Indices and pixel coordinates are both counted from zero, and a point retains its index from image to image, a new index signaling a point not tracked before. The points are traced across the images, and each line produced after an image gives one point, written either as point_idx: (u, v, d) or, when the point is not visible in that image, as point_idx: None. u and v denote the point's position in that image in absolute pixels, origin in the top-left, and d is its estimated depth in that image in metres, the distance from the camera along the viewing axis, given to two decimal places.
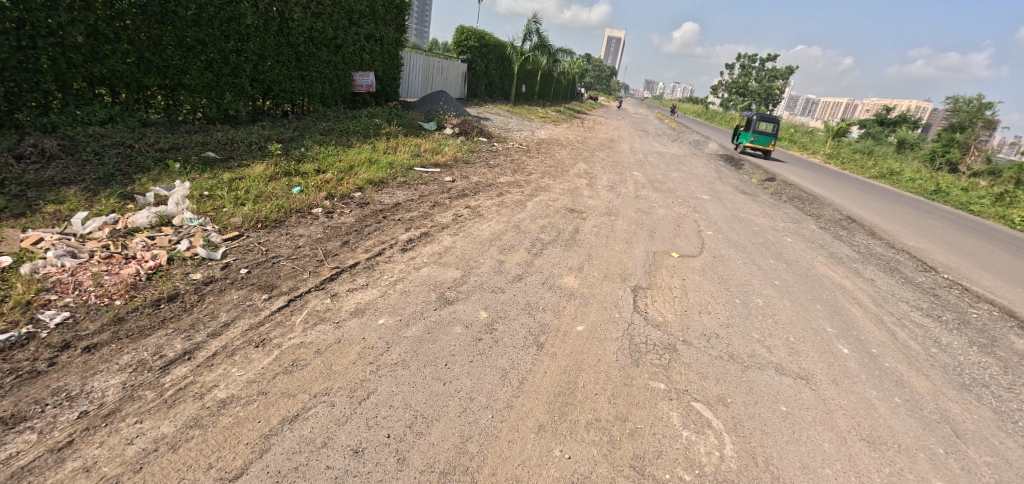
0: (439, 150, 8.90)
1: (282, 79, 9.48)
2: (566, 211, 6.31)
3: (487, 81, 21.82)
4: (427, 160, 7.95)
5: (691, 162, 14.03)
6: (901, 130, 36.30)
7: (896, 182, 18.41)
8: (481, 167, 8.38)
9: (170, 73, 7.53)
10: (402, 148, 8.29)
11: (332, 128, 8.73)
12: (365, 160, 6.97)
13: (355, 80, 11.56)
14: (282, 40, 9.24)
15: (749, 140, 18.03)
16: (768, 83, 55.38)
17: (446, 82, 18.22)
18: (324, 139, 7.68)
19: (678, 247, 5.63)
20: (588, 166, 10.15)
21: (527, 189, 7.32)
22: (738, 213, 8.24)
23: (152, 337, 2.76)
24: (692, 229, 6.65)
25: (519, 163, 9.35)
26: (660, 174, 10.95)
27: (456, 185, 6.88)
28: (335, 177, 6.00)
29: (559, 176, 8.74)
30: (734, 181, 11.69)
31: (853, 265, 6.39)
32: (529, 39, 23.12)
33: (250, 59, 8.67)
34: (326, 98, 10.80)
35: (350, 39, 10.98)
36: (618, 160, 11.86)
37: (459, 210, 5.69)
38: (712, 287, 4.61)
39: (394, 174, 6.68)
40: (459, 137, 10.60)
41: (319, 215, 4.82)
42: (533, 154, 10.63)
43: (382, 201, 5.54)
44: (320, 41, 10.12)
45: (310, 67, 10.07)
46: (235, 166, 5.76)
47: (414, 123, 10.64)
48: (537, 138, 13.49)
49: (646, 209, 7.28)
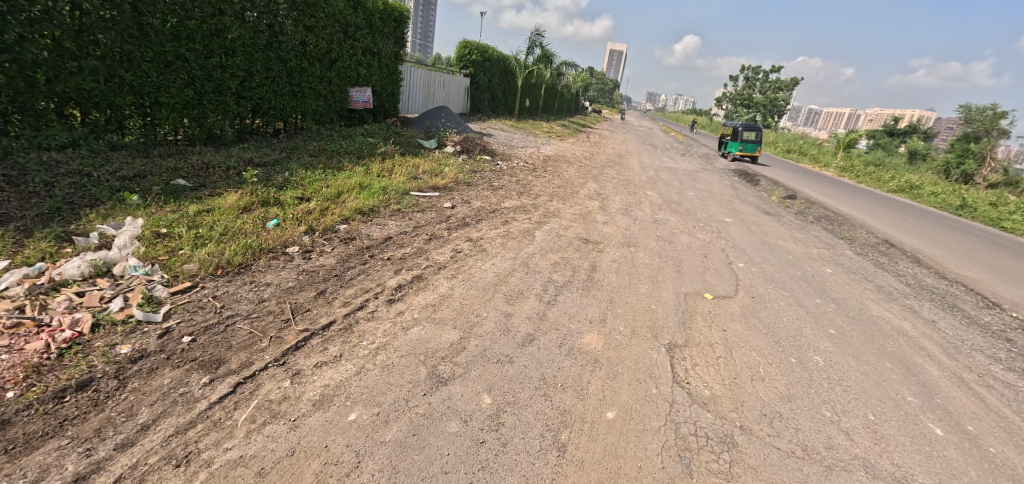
0: (439, 171, 8.24)
1: (273, 96, 8.88)
2: (579, 242, 5.60)
3: (490, 96, 21.30)
4: (426, 183, 7.29)
5: (705, 179, 13.33)
6: (912, 141, 35.53)
7: (917, 196, 17.63)
8: (483, 189, 7.71)
9: (146, 91, 6.90)
10: (398, 169, 7.63)
11: (323, 148, 8.09)
12: (355, 185, 6.30)
13: (352, 96, 10.98)
14: (272, 55, 8.65)
15: (738, 148, 18.35)
16: (773, 94, 54.90)
17: (448, 97, 17.68)
18: (312, 161, 7.03)
19: (710, 286, 4.90)
20: (598, 186, 9.46)
21: (535, 214, 6.62)
22: (766, 238, 7.50)
23: (35, 454, 2.06)
24: (721, 260, 5.92)
25: (525, 184, 8.67)
26: (675, 192, 10.24)
27: (456, 212, 6.18)
28: (319, 206, 5.33)
29: (569, 198, 8.05)
30: (754, 199, 10.95)
31: (905, 301, 5.64)
32: (532, 52, 22.65)
33: (236, 75, 8.06)
34: (320, 115, 10.20)
35: (347, 53, 10.42)
36: (629, 178, 11.18)
37: (458, 245, 4.99)
38: (758, 342, 3.87)
39: (388, 201, 6.01)
40: (460, 156, 9.96)
41: (295, 255, 4.14)
42: (539, 174, 9.96)
43: (371, 235, 4.86)
44: (313, 56, 9.53)
45: (302, 83, 9.48)
46: (206, 196, 5.09)
47: (412, 141, 10.00)
48: (542, 154, 12.85)
49: (667, 236, 6.56)
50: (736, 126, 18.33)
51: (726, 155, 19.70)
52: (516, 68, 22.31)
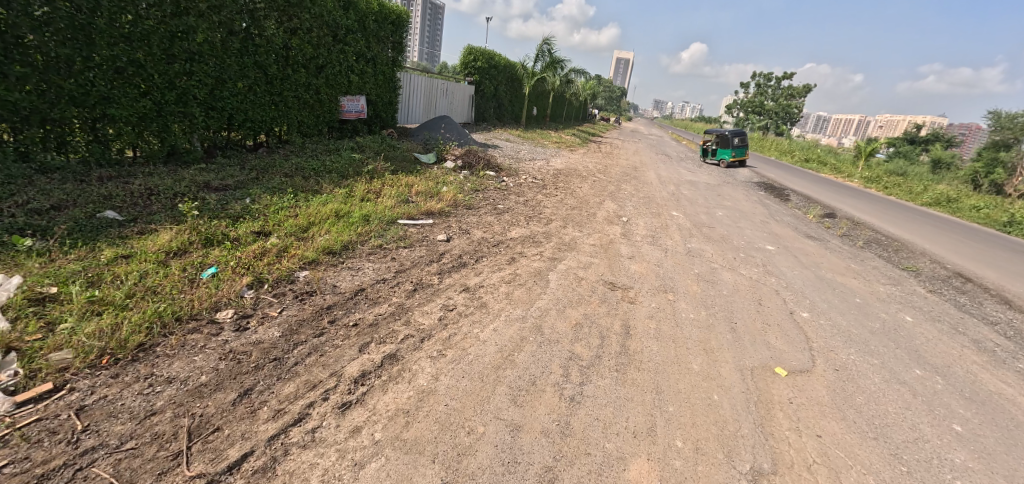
0: (436, 191, 7.15)
1: (250, 107, 7.88)
2: (605, 287, 4.47)
3: (496, 104, 20.30)
4: (419, 208, 6.20)
5: (731, 194, 12.15)
6: (935, 149, 33.98)
7: (956, 211, 16.20)
8: (486, 214, 6.59)
9: (94, 102, 5.93)
10: (387, 191, 6.55)
11: (302, 165, 7.05)
12: (329, 214, 5.23)
13: (344, 106, 10.00)
14: (249, 61, 7.63)
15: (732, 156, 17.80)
16: (786, 100, 53.47)
17: (451, 106, 16.67)
18: (284, 182, 5.98)
19: (777, 352, 3.75)
20: (617, 206, 8.33)
21: (547, 247, 5.51)
22: (820, 271, 6.32)
23: None
24: (780, 306, 4.76)
25: (534, 205, 7.57)
26: (703, 211, 9.07)
27: (451, 246, 5.08)
28: (277, 245, 4.29)
29: (586, 223, 6.93)
30: (791, 219, 9.75)
31: (1018, 365, 4.41)
32: (540, 59, 21.64)
33: (205, 83, 7.05)
34: (307, 126, 9.19)
35: (337, 59, 9.40)
36: (650, 195, 10.04)
37: (450, 297, 3.87)
38: (868, 458, 2.72)
39: (367, 234, 4.92)
40: (461, 173, 8.89)
41: (225, 326, 3.10)
42: (550, 192, 8.85)
43: (336, 286, 3.79)
44: (297, 61, 8.53)
45: (285, 91, 8.46)
46: (134, 234, 4.08)
47: (406, 155, 8.94)
48: (552, 168, 11.75)
49: (708, 273, 5.42)
50: (726, 133, 17.95)
51: (712, 162, 19.20)
52: (523, 75, 21.31)
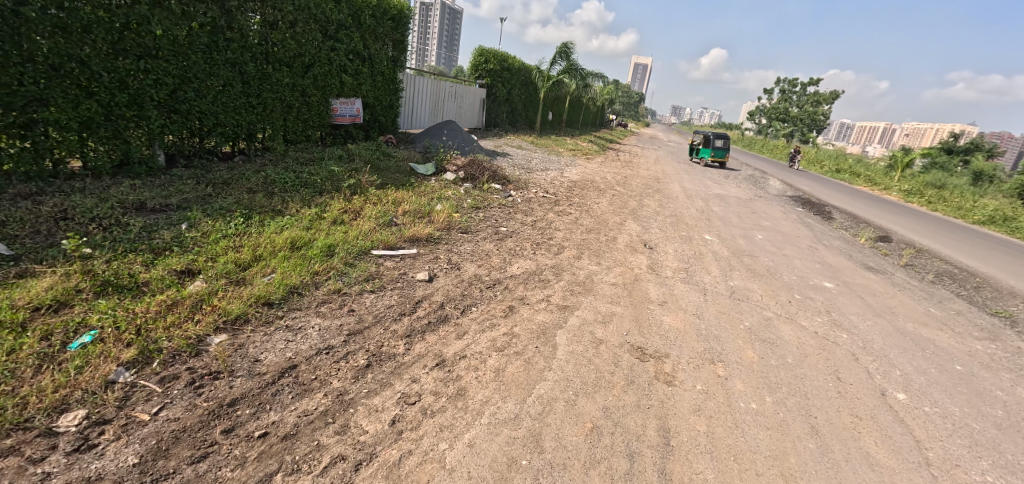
0: (429, 210, 6.07)
1: (223, 110, 6.93)
2: (631, 356, 3.32)
3: (509, 108, 19.28)
4: (403, 232, 5.11)
5: (767, 211, 10.84)
6: (975, 160, 31.89)
7: (1016, 231, 14.52)
8: (486, 240, 5.49)
9: (23, 104, 5.01)
10: (367, 211, 5.50)
11: (273, 178, 6.05)
12: (284, 243, 4.18)
13: (336, 109, 9.04)
14: (221, 58, 6.68)
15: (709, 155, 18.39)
16: (812, 107, 51.44)
17: (460, 110, 15.67)
18: (240, 201, 4.96)
19: (883, 475, 2.59)
20: (641, 228, 7.15)
21: (557, 287, 4.37)
22: (898, 319, 5.06)
23: None
24: (865, 383, 3.56)
25: (544, 226, 6.45)
26: (742, 234, 7.83)
27: (433, 288, 3.97)
28: (195, 294, 3.27)
29: (605, 251, 5.76)
30: (841, 244, 8.44)
31: None
32: (557, 61, 20.55)
33: (165, 82, 6.11)
34: (292, 132, 8.21)
35: (328, 56, 8.43)
36: (677, 213, 8.83)
37: (416, 377, 2.77)
38: None
39: (324, 273, 3.86)
40: (462, 186, 7.80)
41: (60, 443, 2.11)
42: (563, 209, 7.71)
43: (257, 360, 2.74)
44: (279, 58, 7.56)
45: (264, 92, 7.49)
46: (6, 279, 3.11)
47: (400, 165, 7.90)
48: (567, 179, 10.61)
49: (764, 327, 4.21)
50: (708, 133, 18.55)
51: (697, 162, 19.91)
52: (538, 79, 20.26)
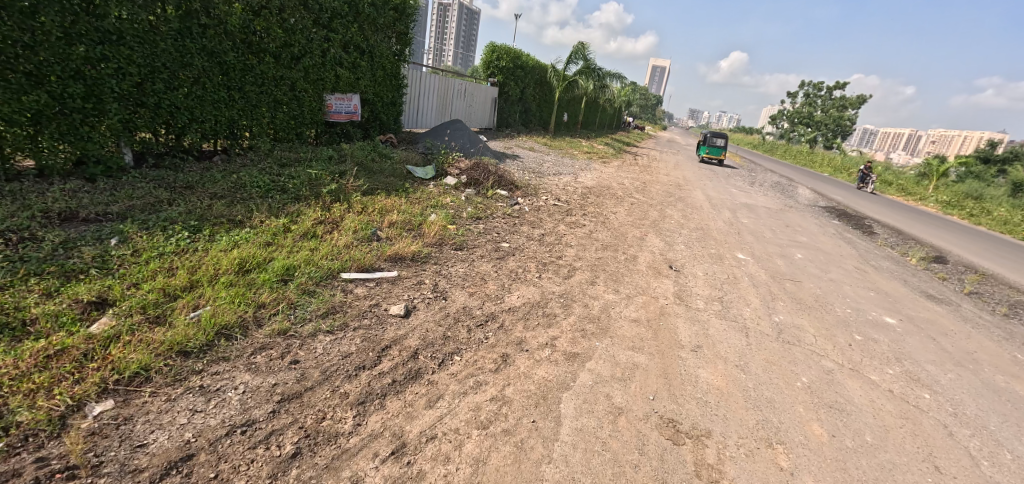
0: (421, 220, 5.28)
1: (199, 105, 6.23)
2: (660, 435, 2.49)
3: (522, 108, 18.45)
4: (385, 248, 4.31)
5: (801, 224, 9.87)
6: (1012, 169, 30.29)
7: None
8: (483, 257, 4.68)
9: None
10: (346, 222, 4.73)
11: (245, 181, 5.31)
12: (231, 264, 3.42)
13: (331, 106, 8.32)
14: (195, 45, 5.97)
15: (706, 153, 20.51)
16: (837, 112, 49.77)
17: (469, 110, 14.91)
18: (194, 210, 4.22)
19: None
20: (664, 244, 6.26)
21: (565, 324, 3.53)
22: (984, 370, 4.14)
23: None
24: (972, 476, 2.68)
25: (553, 241, 5.61)
26: (779, 252, 6.90)
27: (407, 326, 3.17)
28: (91, 338, 2.52)
29: (624, 274, 4.90)
30: (891, 266, 7.46)
31: None
32: (573, 60, 19.65)
33: (129, 72, 5.42)
34: (281, 129, 7.50)
35: (320, 47, 7.69)
36: (704, 225, 7.92)
37: (360, 476, 1.99)
38: None
39: (272, 306, 3.10)
40: (463, 192, 7.02)
41: None
42: (576, 220, 6.86)
43: (140, 445, 2.01)
44: (263, 48, 6.83)
45: (248, 86, 6.77)
46: None
47: (396, 168, 7.13)
48: (580, 185, 9.74)
49: (827, 385, 3.32)
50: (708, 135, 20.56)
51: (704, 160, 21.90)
52: (553, 78, 19.44)
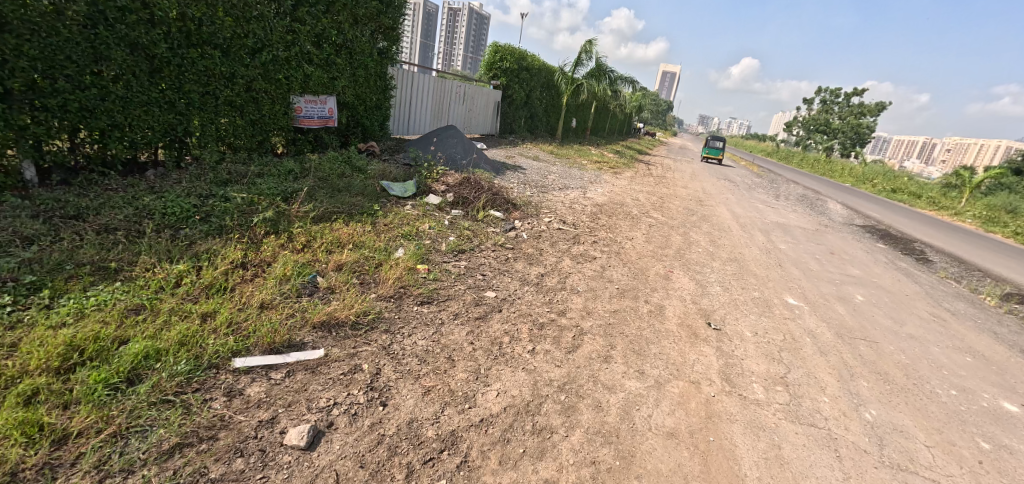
0: (383, 257, 4.05)
1: (123, 107, 5.04)
2: None
3: (527, 113, 17.24)
4: (318, 309, 3.09)
5: (845, 249, 8.53)
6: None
7: None
8: (458, 315, 3.41)
9: None
10: (276, 265, 3.53)
11: (158, 205, 4.10)
12: (50, 355, 2.22)
13: (300, 109, 7.13)
14: (112, 34, 4.76)
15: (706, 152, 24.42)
16: (856, 119, 48.19)
17: (469, 114, 13.74)
18: (50, 256, 3.04)
19: None
20: (697, 286, 4.96)
21: (566, 452, 2.27)
22: None
23: None
24: None
25: (556, 283, 4.33)
26: (835, 294, 5.59)
27: (305, 471, 1.97)
28: None
29: (651, 337, 3.62)
30: (970, 309, 6.11)
31: None
32: (582, 63, 18.41)
33: (19, 67, 4.14)
34: (237, 137, 6.31)
35: (285, 40, 6.50)
36: (739, 254, 6.60)
37: None
38: None
39: (82, 440, 1.94)
40: (448, 213, 5.79)
41: None
42: (585, 250, 5.60)
43: None
44: (210, 39, 5.62)
45: (189, 85, 5.55)
46: None
47: (367, 183, 5.90)
48: (590, 201, 8.47)
49: None
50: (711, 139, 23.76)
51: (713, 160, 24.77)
52: (561, 82, 18.24)
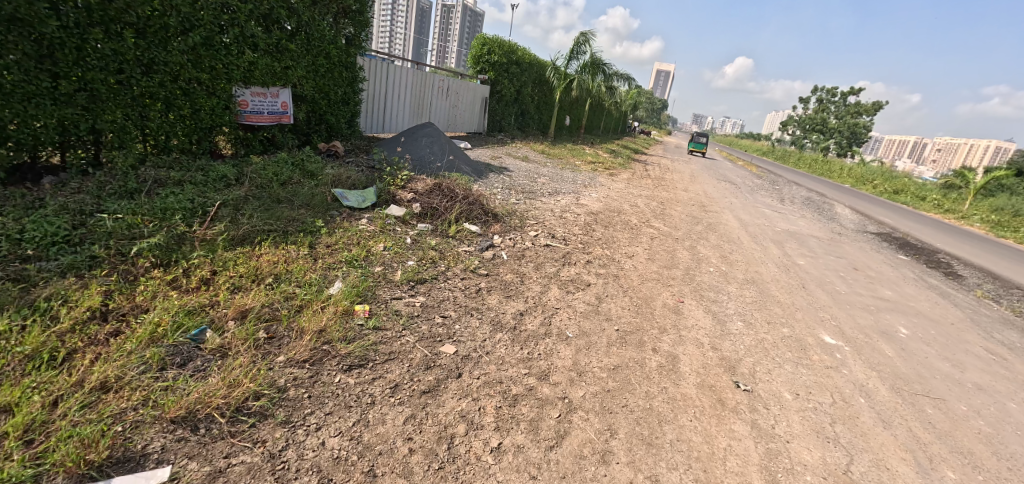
0: (311, 295, 3.08)
1: (6, 101, 3.96)
2: None
3: (517, 110, 16.25)
4: (185, 392, 2.15)
5: (868, 263, 7.65)
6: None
7: None
8: (397, 387, 2.46)
9: None
10: (149, 316, 2.57)
11: (11, 227, 3.08)
12: None
13: (246, 104, 6.11)
14: None
15: None
16: (852, 119, 47.67)
17: (453, 110, 12.74)
18: None
19: None
20: (715, 323, 4.01)
21: None
22: None
23: None
24: None
25: (539, 325, 3.36)
26: (876, 327, 4.67)
27: None
28: None
29: (666, 411, 2.66)
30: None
31: None
32: (575, 57, 17.43)
33: None
34: (164, 136, 5.27)
35: (222, 20, 5.44)
36: (756, 274, 5.67)
37: None
38: None
39: None
40: (412, 227, 4.80)
41: None
42: (578, 272, 4.62)
43: None
44: (120, 17, 4.58)
45: (94, 72, 4.50)
46: None
47: (316, 191, 4.90)
48: (583, 209, 7.52)
49: None
50: None
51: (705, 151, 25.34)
52: (553, 77, 17.27)
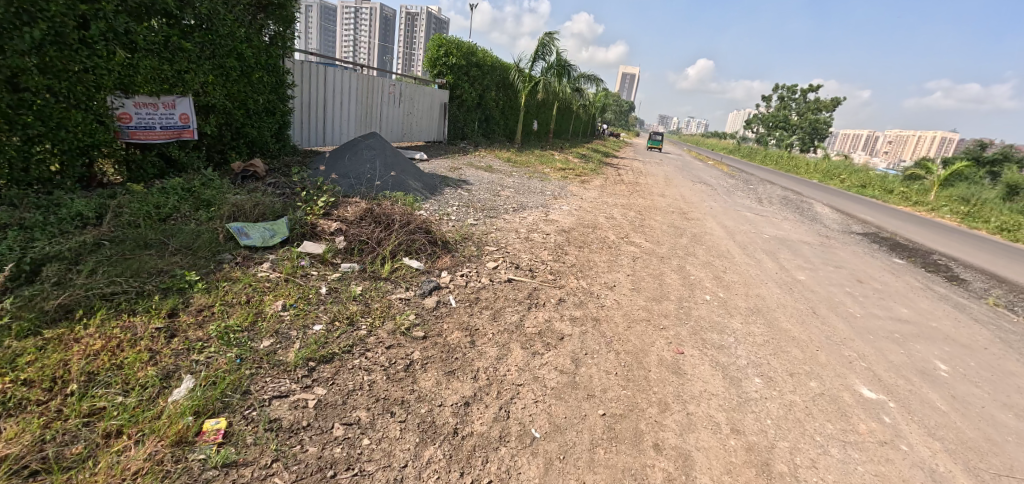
0: (129, 410, 2.00)
1: None
2: None
3: (480, 116, 15.25)
4: None
5: (868, 271, 6.91)
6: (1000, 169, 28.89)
7: None
8: None
9: None
10: None
11: None
12: None
13: (128, 118, 4.91)
14: None
15: None
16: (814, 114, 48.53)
17: (406, 117, 11.63)
18: None
19: None
20: (727, 383, 3.05)
21: None
22: None
23: None
24: None
25: (492, 422, 2.33)
26: (912, 366, 3.81)
27: None
28: None
29: None
30: None
31: None
32: (540, 58, 16.56)
33: None
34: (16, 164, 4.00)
35: (78, 10, 4.19)
36: (759, 300, 4.78)
37: None
38: None
39: None
40: (331, 269, 3.70)
41: None
42: (547, 318, 3.61)
43: None
44: None
45: None
46: None
47: (203, 228, 3.76)
48: (552, 226, 6.54)
49: None
50: None
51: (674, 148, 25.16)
52: (517, 80, 16.35)
